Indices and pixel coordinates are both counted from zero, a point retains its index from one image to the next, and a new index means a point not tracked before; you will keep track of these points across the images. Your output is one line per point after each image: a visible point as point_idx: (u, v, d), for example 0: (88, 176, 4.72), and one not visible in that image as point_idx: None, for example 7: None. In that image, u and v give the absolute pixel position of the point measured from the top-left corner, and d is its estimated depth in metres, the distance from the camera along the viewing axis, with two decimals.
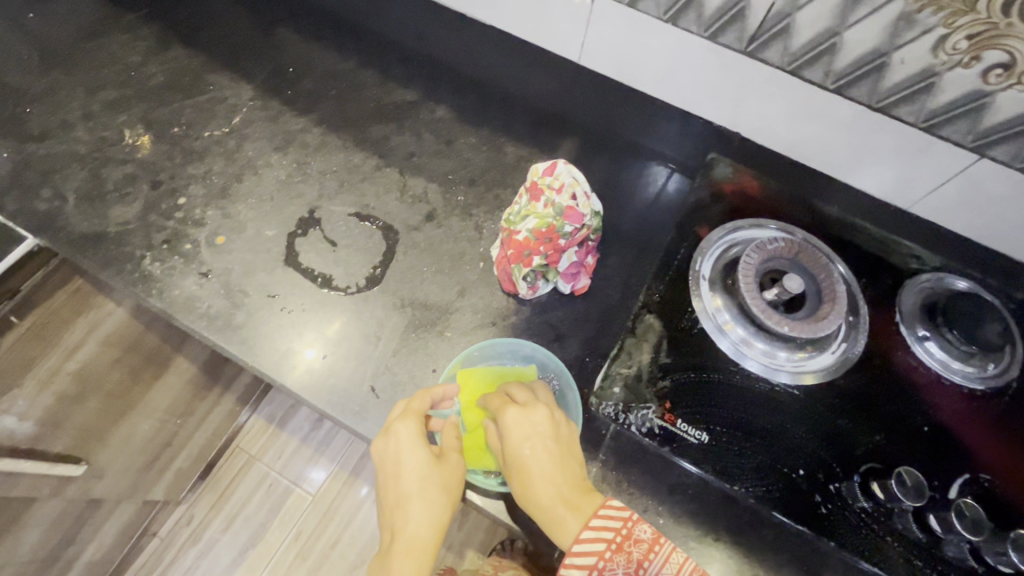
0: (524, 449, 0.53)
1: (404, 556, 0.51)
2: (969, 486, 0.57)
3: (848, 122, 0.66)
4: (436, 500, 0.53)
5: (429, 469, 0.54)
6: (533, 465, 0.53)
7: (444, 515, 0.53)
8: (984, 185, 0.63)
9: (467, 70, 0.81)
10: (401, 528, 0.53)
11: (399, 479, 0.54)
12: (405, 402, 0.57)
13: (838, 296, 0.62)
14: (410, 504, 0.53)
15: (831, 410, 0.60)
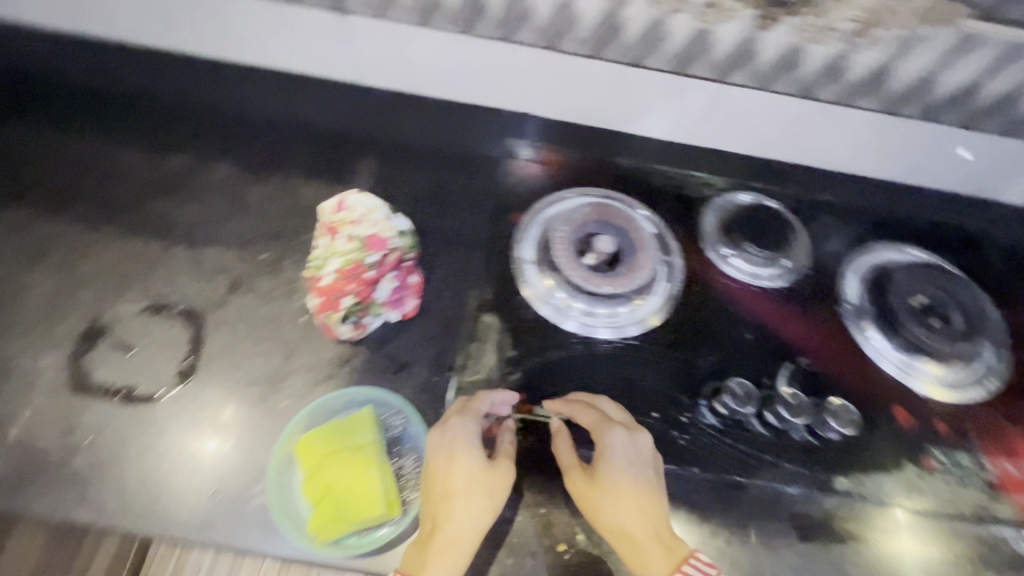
0: (628, 483, 0.52)
1: (444, 549, 0.49)
2: (793, 372, 0.65)
3: (614, 81, 0.73)
4: (482, 505, 0.51)
5: (486, 481, 0.52)
6: (627, 493, 0.52)
7: (484, 525, 0.50)
8: (737, 104, 0.74)
9: (239, 117, 0.76)
10: (442, 527, 0.50)
11: (450, 480, 0.52)
12: (466, 399, 0.57)
13: (643, 241, 0.69)
14: (454, 499, 0.51)
15: (669, 346, 0.65)
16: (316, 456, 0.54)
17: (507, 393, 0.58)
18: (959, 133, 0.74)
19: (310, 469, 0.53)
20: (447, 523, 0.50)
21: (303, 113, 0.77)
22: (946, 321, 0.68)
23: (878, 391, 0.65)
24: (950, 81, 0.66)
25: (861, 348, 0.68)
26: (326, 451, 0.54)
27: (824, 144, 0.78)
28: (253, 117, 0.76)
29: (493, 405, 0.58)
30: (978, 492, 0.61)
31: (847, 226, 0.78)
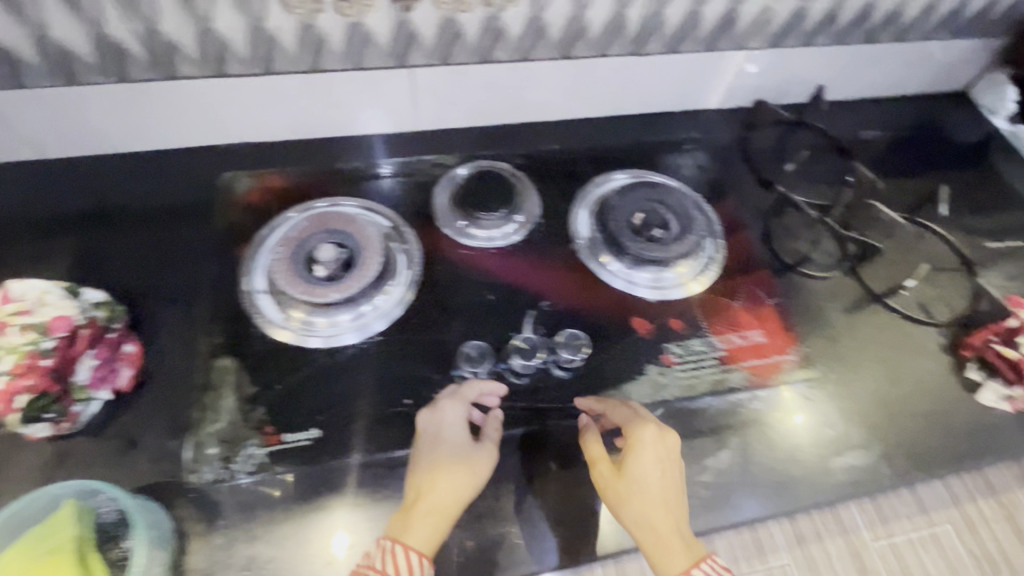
0: (652, 480, 0.55)
1: (423, 515, 0.52)
2: (538, 316, 0.68)
3: (306, 92, 0.74)
4: (461, 480, 0.55)
5: (474, 456, 0.56)
6: (652, 489, 0.55)
7: (464, 500, 0.54)
8: (433, 85, 0.77)
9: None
10: (426, 495, 0.53)
11: (446, 459, 0.55)
12: (456, 385, 0.62)
13: (364, 229, 0.69)
14: (440, 476, 0.54)
15: (416, 331, 0.66)
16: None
17: (494, 385, 0.61)
18: (635, 60, 0.81)
19: None
20: (435, 491, 0.53)
21: None
22: (664, 229, 0.75)
23: (618, 309, 0.71)
24: (594, 18, 0.73)
25: (600, 276, 0.73)
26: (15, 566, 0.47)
27: (532, 98, 0.83)
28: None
29: (478, 395, 0.61)
30: (714, 370, 0.67)
31: (574, 168, 0.83)
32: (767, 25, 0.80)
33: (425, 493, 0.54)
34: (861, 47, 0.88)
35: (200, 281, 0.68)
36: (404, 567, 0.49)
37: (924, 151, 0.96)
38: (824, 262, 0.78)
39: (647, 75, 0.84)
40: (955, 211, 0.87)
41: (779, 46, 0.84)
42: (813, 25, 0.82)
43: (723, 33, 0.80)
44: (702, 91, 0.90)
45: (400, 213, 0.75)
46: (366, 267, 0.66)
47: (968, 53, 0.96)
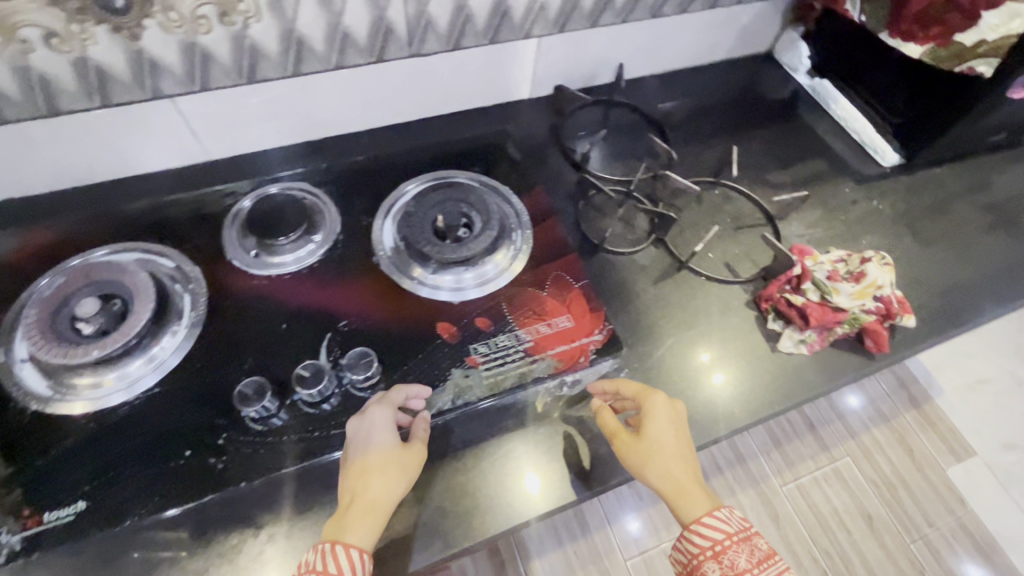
0: (667, 439, 0.61)
1: (359, 516, 0.54)
2: (333, 340, 0.66)
3: (53, 138, 0.68)
4: (396, 477, 0.56)
5: (402, 457, 0.57)
6: (670, 444, 0.61)
7: (396, 496, 0.56)
8: (203, 111, 0.73)
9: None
10: (362, 497, 0.54)
11: (385, 464, 0.56)
12: (383, 390, 0.62)
13: (126, 272, 0.64)
14: (371, 478, 0.55)
15: (198, 374, 0.63)
16: None
17: (420, 388, 0.62)
18: (420, 61, 0.79)
19: None
20: (371, 491, 0.54)
21: None
22: (468, 228, 0.75)
23: (422, 317, 0.69)
24: (357, 24, 0.71)
25: (403, 287, 0.71)
26: None
27: (324, 112, 0.81)
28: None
29: (405, 399, 0.61)
30: (519, 364, 0.67)
31: (379, 175, 0.81)
32: (546, 10, 0.80)
33: (363, 491, 0.55)
34: (653, 22, 0.90)
35: None
36: (347, 567, 0.50)
37: (735, 114, 0.99)
38: (632, 238, 0.80)
39: (441, 74, 0.83)
40: (761, 169, 0.91)
41: (567, 30, 0.84)
42: (595, 5, 0.82)
43: (504, 23, 0.79)
44: (507, 83, 0.89)
45: (185, 254, 0.71)
46: (138, 311, 0.62)
47: (761, 15, 1.00)
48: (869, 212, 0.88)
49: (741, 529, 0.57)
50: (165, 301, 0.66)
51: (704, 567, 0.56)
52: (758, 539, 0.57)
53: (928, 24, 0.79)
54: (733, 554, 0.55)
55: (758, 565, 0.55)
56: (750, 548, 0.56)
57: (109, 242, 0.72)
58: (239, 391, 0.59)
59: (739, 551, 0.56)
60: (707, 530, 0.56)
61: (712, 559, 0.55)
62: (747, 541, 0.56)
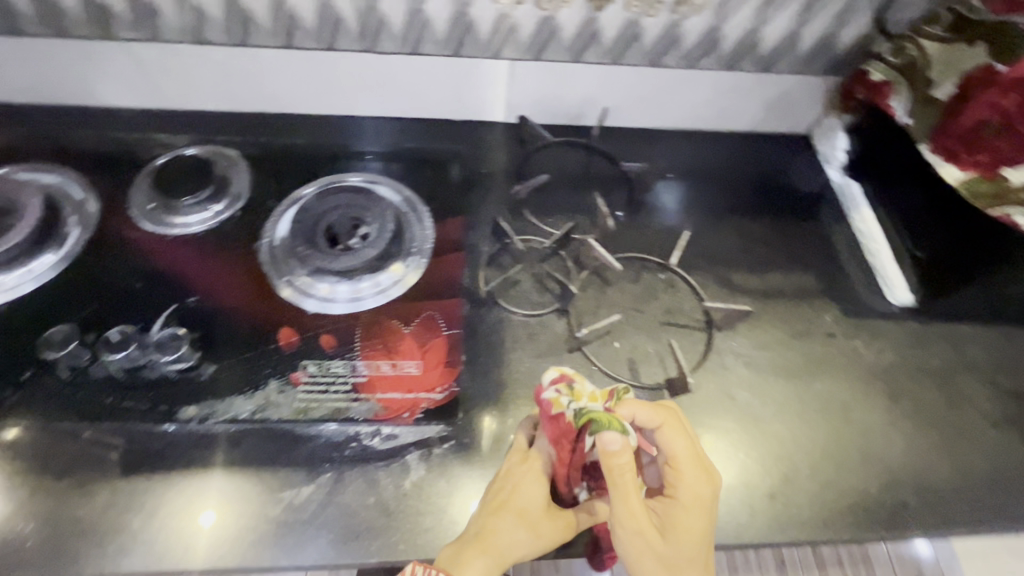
0: (690, 547, 0.50)
1: (480, 555, 0.50)
2: (174, 313, 0.64)
3: (16, 53, 0.73)
4: (528, 536, 0.52)
5: (554, 519, 0.54)
6: (693, 537, 0.50)
7: (521, 555, 0.52)
8: (159, 63, 0.75)
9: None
10: (487, 536, 0.51)
11: (540, 519, 0.53)
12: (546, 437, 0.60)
13: (23, 193, 0.69)
14: (505, 520, 0.52)
15: (45, 307, 0.64)
16: None
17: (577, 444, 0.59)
18: (375, 59, 0.76)
19: None
20: (514, 538, 0.52)
21: None
22: (362, 239, 0.70)
23: (270, 315, 0.66)
24: (302, 6, 0.70)
25: (270, 282, 0.68)
26: None
27: (275, 87, 0.79)
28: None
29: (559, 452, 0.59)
30: (340, 397, 0.61)
31: (309, 164, 0.79)
32: (517, 33, 0.74)
33: (499, 530, 0.52)
34: (651, 72, 0.80)
35: None
36: None
37: (732, 197, 0.85)
38: (537, 300, 0.71)
39: (401, 76, 0.78)
40: (729, 266, 0.77)
41: (544, 58, 0.78)
42: (576, 40, 0.75)
43: (467, 37, 0.74)
44: (478, 102, 0.83)
45: (96, 190, 0.74)
46: (19, 227, 0.66)
47: (797, 94, 0.85)
48: (839, 354, 0.72)
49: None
50: (51, 225, 0.69)
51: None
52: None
53: (977, 147, 0.63)
54: None
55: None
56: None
57: (37, 162, 0.76)
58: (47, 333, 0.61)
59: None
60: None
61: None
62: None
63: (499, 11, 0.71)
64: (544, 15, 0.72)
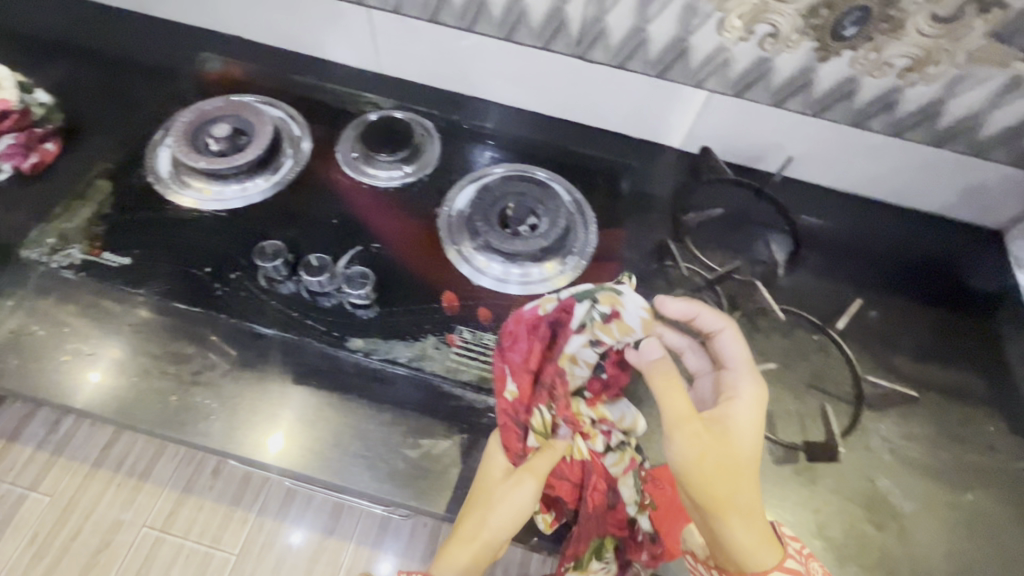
0: (751, 442, 0.55)
1: (455, 545, 0.54)
2: (358, 254, 0.71)
3: (279, 1, 0.84)
4: (497, 517, 0.55)
5: (507, 484, 0.56)
6: (747, 462, 0.54)
7: (504, 537, 0.55)
8: (389, 31, 0.83)
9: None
10: (461, 529, 0.55)
11: (496, 488, 0.56)
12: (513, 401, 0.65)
13: (256, 119, 0.78)
14: (470, 508, 0.56)
15: (254, 221, 0.73)
16: None
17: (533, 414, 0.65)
18: (584, 65, 0.79)
19: None
20: (483, 525, 0.54)
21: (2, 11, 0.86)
22: (532, 228, 0.74)
23: (437, 277, 0.71)
24: (536, 5, 0.73)
25: (443, 246, 0.73)
26: None
27: (481, 73, 0.85)
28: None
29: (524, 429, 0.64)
30: (487, 367, 0.65)
31: (492, 148, 0.84)
32: (729, 67, 0.73)
33: (464, 521, 0.55)
34: (852, 131, 0.77)
35: (128, 123, 0.81)
36: None
37: (904, 274, 0.80)
38: (684, 327, 0.72)
39: (599, 87, 0.82)
40: (888, 345, 0.74)
41: (745, 96, 0.77)
42: (785, 85, 0.74)
43: (677, 61, 0.75)
44: (661, 123, 0.85)
45: (309, 129, 0.82)
46: (249, 148, 0.75)
47: (1005, 188, 0.79)
48: (998, 469, 0.66)
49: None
50: (270, 152, 0.78)
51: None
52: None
53: None
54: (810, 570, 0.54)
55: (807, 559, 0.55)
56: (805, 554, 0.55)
57: (266, 94, 0.85)
58: (259, 246, 0.66)
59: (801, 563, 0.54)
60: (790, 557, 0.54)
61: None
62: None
63: (719, 42, 0.71)
64: (763, 55, 0.71)
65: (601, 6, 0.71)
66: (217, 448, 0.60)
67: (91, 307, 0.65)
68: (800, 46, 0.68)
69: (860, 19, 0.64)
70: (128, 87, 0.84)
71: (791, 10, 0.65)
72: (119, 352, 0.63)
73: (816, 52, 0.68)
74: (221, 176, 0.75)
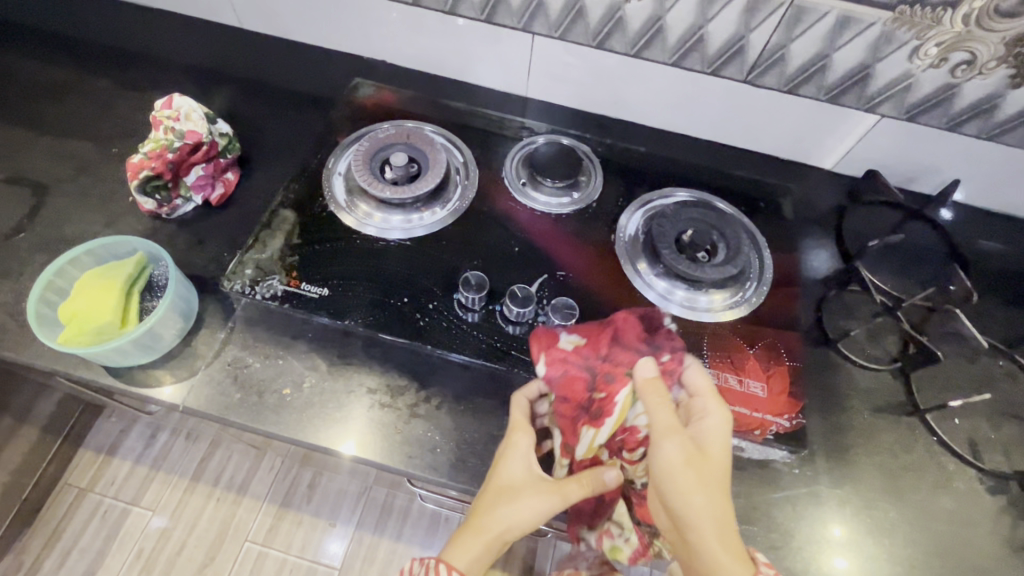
0: (722, 461, 0.56)
1: (467, 533, 0.57)
2: (545, 282, 0.71)
3: (439, 29, 0.85)
4: (507, 513, 0.56)
5: (535, 488, 0.57)
6: (716, 468, 0.55)
7: (516, 531, 0.57)
8: (549, 56, 0.83)
9: (128, 46, 0.91)
10: (477, 521, 0.57)
11: (522, 488, 0.57)
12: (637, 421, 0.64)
13: (429, 146, 0.79)
14: (485, 502, 0.58)
15: (438, 249, 0.74)
16: (95, 289, 0.59)
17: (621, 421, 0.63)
18: (751, 89, 0.79)
19: (101, 295, 0.59)
20: (500, 516, 0.56)
21: (176, 47, 0.92)
22: (709, 254, 0.74)
23: (625, 305, 0.71)
24: (718, 33, 0.73)
25: (622, 272, 0.74)
26: (101, 289, 0.59)
27: (635, 97, 0.86)
28: (141, 49, 0.91)
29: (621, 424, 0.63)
30: None
31: (650, 172, 0.85)
32: (910, 93, 0.73)
33: (481, 507, 0.57)
34: None
35: (298, 152, 0.82)
36: None
37: None
38: (872, 352, 0.71)
39: (760, 111, 0.83)
40: None
41: (918, 121, 0.77)
42: (967, 110, 0.73)
43: (854, 87, 0.75)
44: (818, 146, 0.85)
45: (473, 154, 0.83)
46: (428, 176, 0.76)
47: None
48: None
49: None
50: (444, 180, 0.78)
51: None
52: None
53: None
54: None
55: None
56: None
57: (424, 120, 0.86)
58: (465, 277, 0.67)
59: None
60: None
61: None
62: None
63: (907, 69, 0.71)
64: (952, 81, 0.71)
65: (789, 33, 0.71)
66: (444, 482, 0.60)
67: (299, 339, 0.66)
68: (993, 73, 0.68)
69: None
70: (293, 116, 0.87)
71: (997, 38, 0.65)
72: (334, 385, 0.63)
73: (1011, 78, 0.68)
74: (401, 205, 0.75)
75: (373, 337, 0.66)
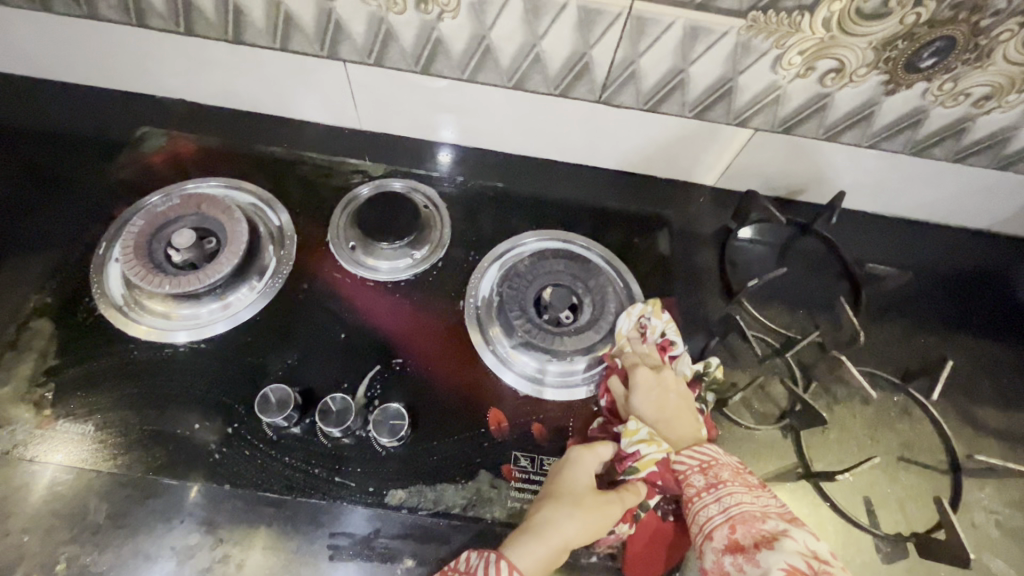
0: (669, 398, 0.57)
1: (526, 539, 0.48)
2: (378, 375, 0.59)
3: (228, 62, 0.69)
4: (578, 515, 0.50)
5: (602, 497, 0.52)
6: (672, 417, 0.56)
7: (578, 541, 0.49)
8: (368, 84, 0.69)
9: None
10: (539, 524, 0.49)
11: (584, 497, 0.51)
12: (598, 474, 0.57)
13: (224, 215, 0.63)
14: (552, 510, 0.50)
15: (243, 349, 0.60)
16: None
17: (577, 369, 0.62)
18: (609, 110, 0.67)
19: None
20: (566, 520, 0.50)
21: None
22: (573, 313, 0.63)
23: (476, 393, 0.60)
24: (555, 52, 0.61)
25: (471, 350, 0.63)
26: None
27: (482, 124, 0.73)
28: None
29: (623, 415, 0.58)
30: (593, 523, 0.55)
31: (509, 212, 0.73)
32: (781, 105, 0.64)
33: (542, 515, 0.50)
34: (909, 160, 0.69)
35: (59, 234, 0.65)
36: None
37: (967, 302, 0.74)
38: (759, 410, 0.63)
39: (624, 133, 0.71)
40: (971, 391, 0.67)
41: (795, 134, 0.67)
42: (844, 120, 0.65)
43: (720, 101, 0.64)
44: (692, 165, 0.75)
45: (291, 214, 0.69)
46: (221, 256, 0.61)
47: None
48: None
49: (728, 516, 0.46)
50: (248, 256, 0.64)
51: (699, 504, 0.49)
52: (769, 525, 0.45)
53: None
54: (721, 468, 0.51)
55: (744, 485, 0.49)
56: (739, 473, 0.51)
57: (230, 177, 0.71)
58: (262, 395, 0.55)
59: (755, 492, 0.48)
60: (697, 454, 0.52)
61: (713, 497, 0.48)
62: (745, 524, 0.45)
63: (773, 81, 0.61)
64: (822, 91, 0.61)
65: (635, 48, 0.59)
66: None
67: (55, 503, 0.51)
68: (866, 80, 0.60)
69: (941, 49, 0.56)
70: (56, 183, 0.69)
71: (863, 43, 0.55)
72: (104, 561, 0.49)
73: (884, 85, 0.60)
74: (187, 297, 0.60)
75: (151, 484, 0.52)
